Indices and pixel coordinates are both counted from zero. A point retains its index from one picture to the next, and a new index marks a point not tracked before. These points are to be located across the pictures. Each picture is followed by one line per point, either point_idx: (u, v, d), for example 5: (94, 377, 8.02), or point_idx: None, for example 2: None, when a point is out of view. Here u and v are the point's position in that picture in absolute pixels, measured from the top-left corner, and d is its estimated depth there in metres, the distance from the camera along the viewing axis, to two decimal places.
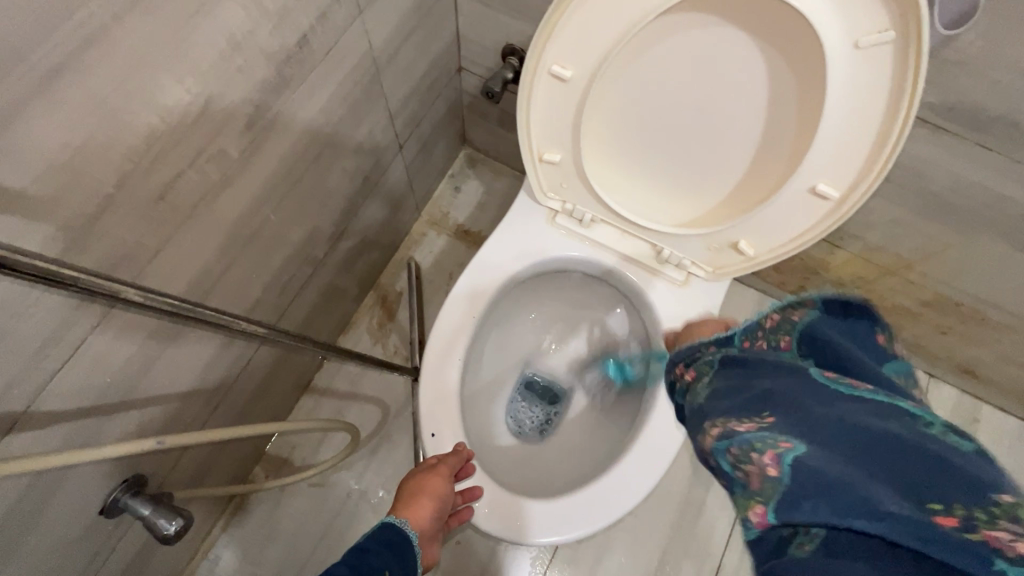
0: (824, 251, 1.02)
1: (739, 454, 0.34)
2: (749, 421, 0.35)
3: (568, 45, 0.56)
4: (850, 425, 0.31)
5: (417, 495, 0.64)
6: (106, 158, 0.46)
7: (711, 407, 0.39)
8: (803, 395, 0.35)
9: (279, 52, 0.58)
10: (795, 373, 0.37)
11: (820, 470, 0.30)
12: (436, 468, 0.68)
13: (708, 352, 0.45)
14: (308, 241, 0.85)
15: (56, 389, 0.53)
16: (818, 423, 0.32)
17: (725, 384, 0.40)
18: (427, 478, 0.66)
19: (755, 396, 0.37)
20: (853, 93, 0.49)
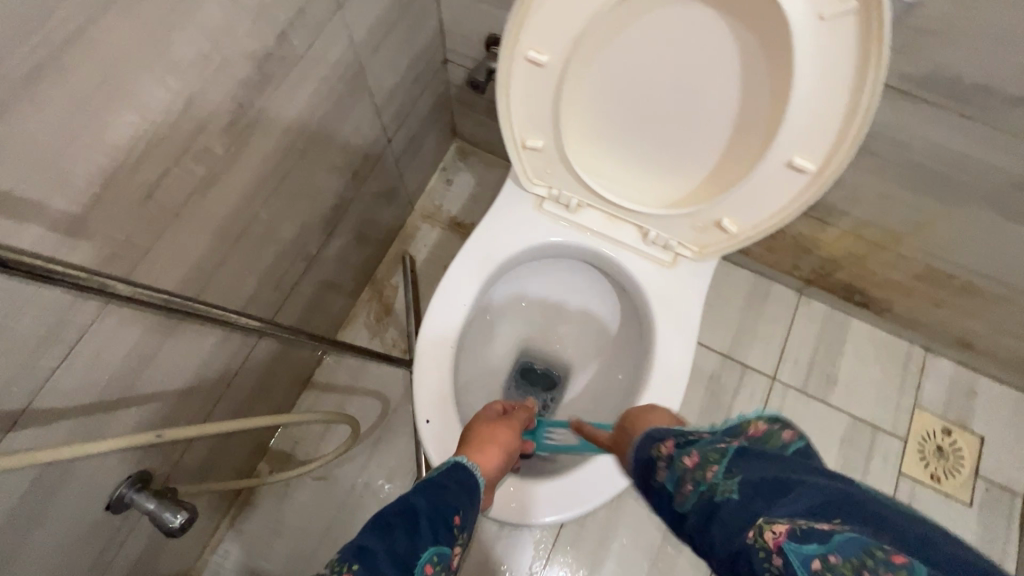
0: (814, 229, 1.03)
1: (838, 566, 0.29)
2: (824, 524, 0.32)
3: (541, 30, 0.56)
4: (950, 553, 0.30)
5: (489, 441, 0.65)
6: (90, 158, 0.47)
7: (760, 503, 0.36)
8: (877, 511, 0.33)
9: (259, 49, 0.59)
10: (847, 487, 0.36)
11: None
12: (506, 422, 0.70)
13: (720, 443, 0.45)
14: (300, 237, 0.86)
15: (55, 387, 0.54)
16: (912, 542, 0.30)
17: (759, 479, 0.38)
18: (499, 429, 0.68)
19: (817, 502, 0.34)
20: (821, 65, 0.49)
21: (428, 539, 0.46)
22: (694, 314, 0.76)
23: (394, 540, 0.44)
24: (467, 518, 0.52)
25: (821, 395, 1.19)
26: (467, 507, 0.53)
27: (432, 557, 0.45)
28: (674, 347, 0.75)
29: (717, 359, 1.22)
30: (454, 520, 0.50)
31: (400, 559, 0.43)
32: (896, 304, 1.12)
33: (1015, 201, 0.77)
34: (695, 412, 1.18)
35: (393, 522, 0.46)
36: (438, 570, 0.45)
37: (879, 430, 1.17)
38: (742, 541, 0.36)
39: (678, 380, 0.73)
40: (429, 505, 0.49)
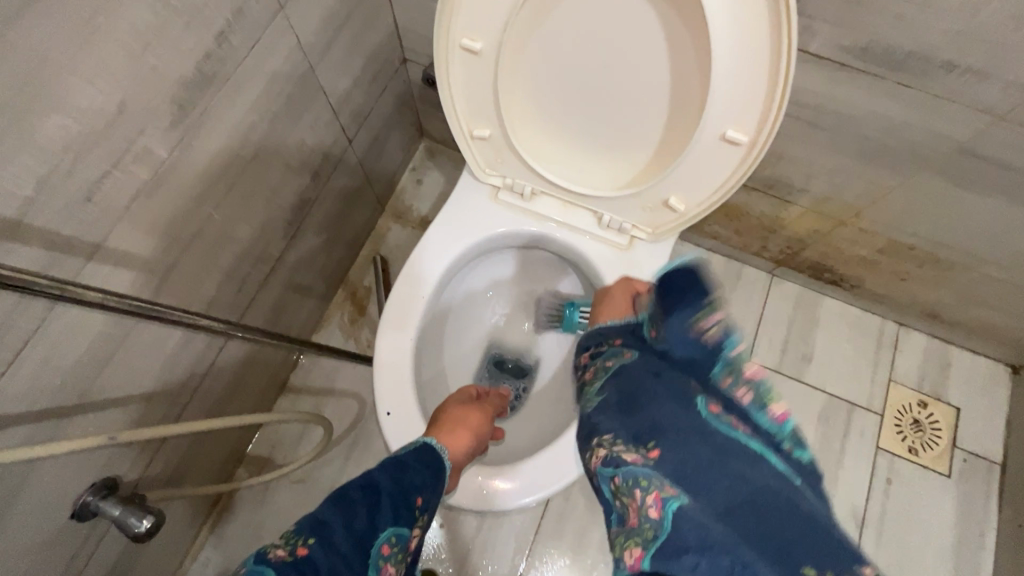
0: (777, 208, 1.04)
1: (627, 485, 0.40)
2: (638, 451, 0.41)
3: (471, 17, 0.57)
4: (722, 479, 0.36)
5: (460, 425, 0.66)
6: (20, 160, 0.48)
7: (605, 425, 0.45)
8: (685, 435, 0.39)
9: (196, 50, 0.60)
10: (680, 402, 0.42)
11: (696, 523, 0.34)
12: (478, 408, 0.71)
13: (612, 357, 0.51)
14: (259, 238, 0.86)
15: (3, 392, 0.55)
16: (692, 470, 0.37)
17: (614, 400, 0.46)
18: (471, 414, 0.69)
19: (645, 425, 0.41)
20: (739, 35, 0.50)
21: (388, 519, 0.47)
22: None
23: (353, 517, 0.46)
24: (430, 500, 0.54)
25: (796, 374, 1.20)
26: (431, 487, 0.55)
27: (389, 537, 0.47)
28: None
29: None
30: (415, 501, 0.51)
31: (357, 538, 0.45)
32: (863, 279, 1.13)
33: (962, 167, 0.78)
34: None
35: (353, 497, 0.48)
36: (396, 550, 0.47)
37: (856, 406, 1.17)
38: (586, 454, 0.46)
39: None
40: (392, 484, 0.51)
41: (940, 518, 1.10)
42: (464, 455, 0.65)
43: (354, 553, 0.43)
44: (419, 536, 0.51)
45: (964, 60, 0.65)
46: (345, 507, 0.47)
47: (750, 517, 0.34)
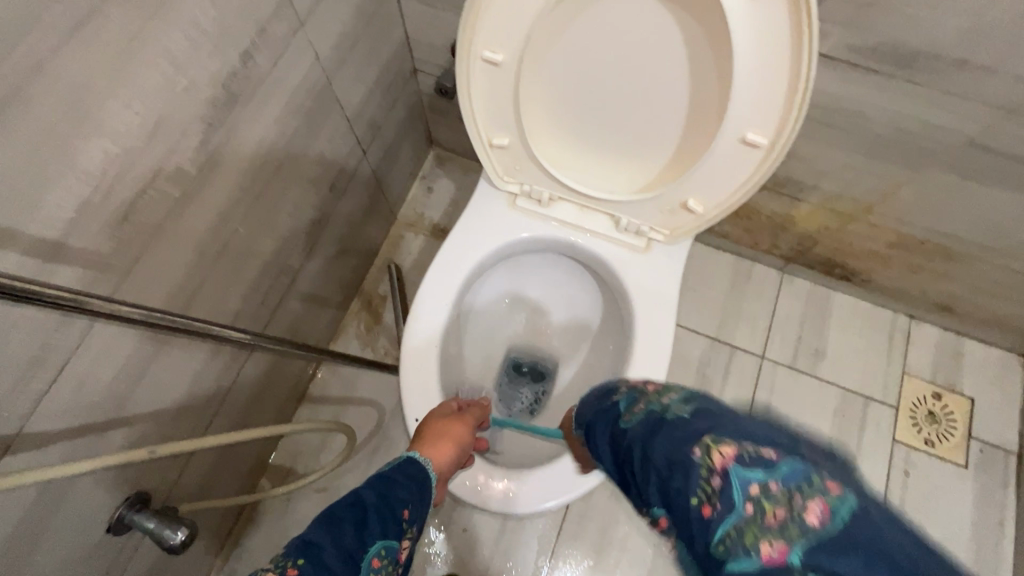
0: (787, 206, 1.05)
1: (764, 488, 0.33)
2: (770, 451, 0.35)
3: (493, 30, 0.59)
4: (876, 502, 0.32)
5: (443, 436, 0.66)
6: (64, 184, 0.49)
7: (708, 427, 0.39)
8: (820, 458, 0.35)
9: (223, 70, 0.61)
10: (793, 434, 0.39)
11: (882, 536, 0.28)
12: (463, 416, 0.70)
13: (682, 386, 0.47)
14: (280, 250, 0.88)
15: (46, 410, 0.56)
16: (848, 483, 0.33)
17: (714, 412, 0.40)
18: (455, 424, 0.68)
19: (772, 436, 0.37)
20: (759, 42, 0.51)
21: (377, 533, 0.48)
22: (670, 297, 0.77)
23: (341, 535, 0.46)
24: (418, 512, 0.54)
25: (811, 370, 1.21)
26: (417, 500, 0.55)
27: (379, 551, 0.47)
28: (654, 329, 0.76)
29: (707, 342, 1.23)
30: (402, 514, 0.51)
31: (348, 554, 0.45)
32: (874, 274, 1.15)
33: (973, 161, 0.79)
34: None
35: (338, 516, 0.48)
36: (386, 562, 0.48)
37: (871, 400, 1.18)
38: (682, 454, 0.38)
39: (659, 359, 0.75)
40: (378, 499, 0.51)
41: (959, 509, 1.11)
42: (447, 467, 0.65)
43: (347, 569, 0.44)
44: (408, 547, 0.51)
45: (973, 57, 0.66)
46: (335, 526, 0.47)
47: (925, 549, 0.29)
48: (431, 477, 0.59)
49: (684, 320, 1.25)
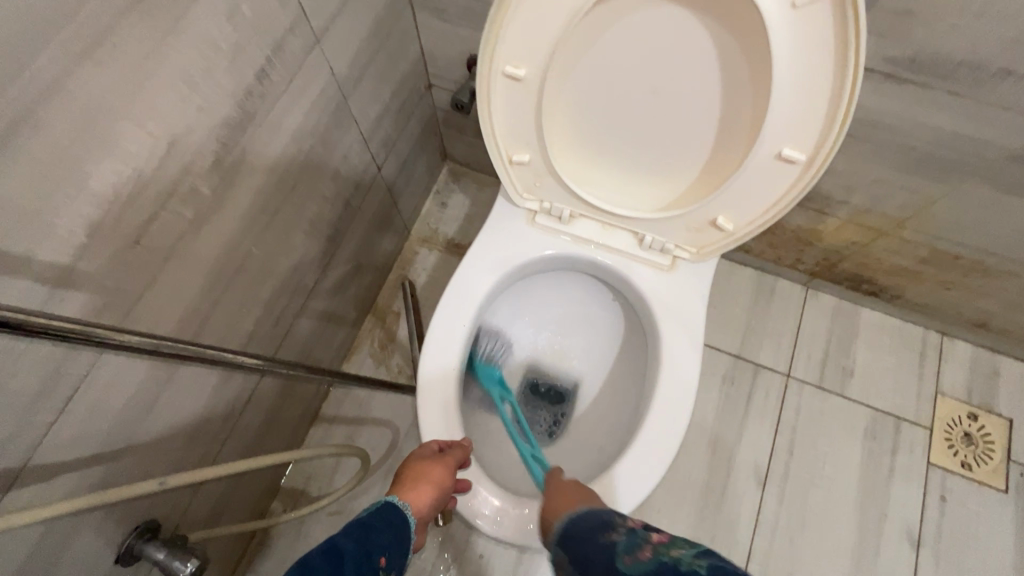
0: (814, 221, 1.01)
1: None
2: None
3: (516, 45, 0.57)
4: None
5: (422, 477, 0.62)
6: (75, 208, 0.47)
7: None
8: None
9: (239, 88, 0.60)
10: None
11: None
12: (444, 458, 0.65)
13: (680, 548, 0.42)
14: (295, 270, 0.86)
15: (54, 441, 0.54)
16: None
17: None
18: (434, 465, 0.64)
19: None
20: (798, 54, 0.49)
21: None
22: (691, 374, 0.72)
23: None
24: (396, 554, 0.52)
25: (839, 390, 1.16)
26: (395, 543, 0.52)
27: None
28: (671, 403, 0.71)
29: (730, 360, 1.19)
30: (379, 563, 0.49)
31: None
32: (904, 289, 1.11)
33: (1014, 173, 0.76)
34: (712, 417, 1.15)
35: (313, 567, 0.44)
36: None
37: (903, 421, 1.14)
38: None
39: (669, 444, 0.69)
40: (354, 548, 0.48)
41: (1000, 537, 1.06)
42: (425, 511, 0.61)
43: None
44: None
45: (1018, 67, 0.63)
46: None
47: None
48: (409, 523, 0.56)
49: (706, 337, 1.21)
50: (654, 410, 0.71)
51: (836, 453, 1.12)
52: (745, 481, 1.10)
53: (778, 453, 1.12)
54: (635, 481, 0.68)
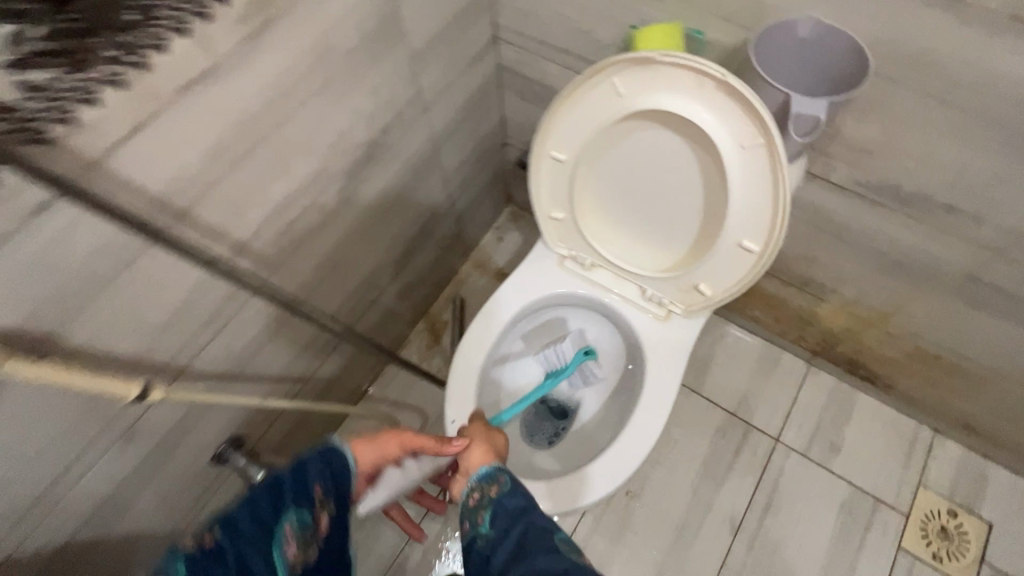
0: (812, 303, 1.16)
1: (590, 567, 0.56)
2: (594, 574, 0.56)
3: (560, 140, 0.80)
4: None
5: (375, 441, 0.67)
6: (257, 206, 0.73)
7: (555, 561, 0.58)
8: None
9: (365, 140, 0.86)
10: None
11: None
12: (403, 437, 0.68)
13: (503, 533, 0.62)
14: (374, 270, 1.10)
15: (205, 356, 0.78)
16: None
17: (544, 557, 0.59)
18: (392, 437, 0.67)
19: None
20: (749, 178, 0.69)
21: (291, 508, 0.54)
22: (654, 428, 0.88)
23: (240, 543, 0.49)
24: (333, 488, 0.59)
25: (824, 461, 1.26)
26: (331, 480, 0.59)
27: (292, 523, 0.53)
28: (636, 441, 0.88)
29: (725, 416, 1.32)
30: (313, 494, 0.56)
31: (263, 523, 0.52)
32: (896, 380, 1.21)
33: (972, 290, 0.89)
34: (699, 463, 1.28)
35: (236, 515, 0.51)
36: (299, 536, 0.54)
37: (881, 502, 1.22)
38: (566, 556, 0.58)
39: (627, 470, 0.86)
40: (291, 481, 0.56)
41: None
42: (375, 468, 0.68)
43: (258, 539, 0.50)
44: (325, 518, 0.58)
45: (957, 204, 0.79)
46: (229, 525, 0.50)
47: None
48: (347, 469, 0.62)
49: (708, 392, 1.35)
50: (630, 428, 0.89)
51: (810, 518, 1.22)
52: (721, 525, 1.22)
53: (753, 507, 1.24)
54: (586, 490, 0.86)
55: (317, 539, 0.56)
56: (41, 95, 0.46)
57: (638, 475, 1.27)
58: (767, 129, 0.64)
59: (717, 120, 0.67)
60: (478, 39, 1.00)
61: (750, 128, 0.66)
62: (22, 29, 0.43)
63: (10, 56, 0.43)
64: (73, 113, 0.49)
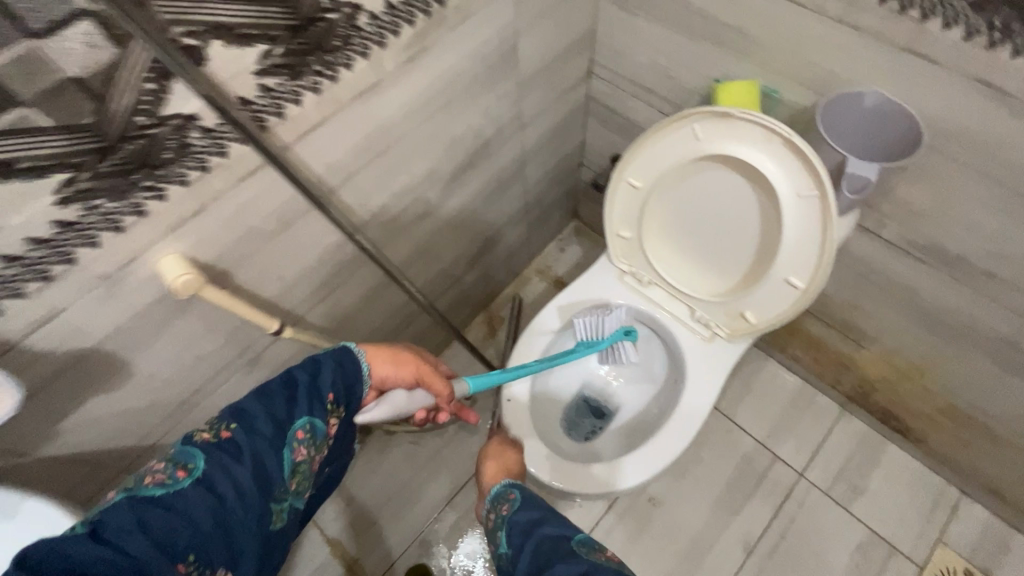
0: (852, 348, 1.22)
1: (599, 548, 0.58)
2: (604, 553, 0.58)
3: (638, 170, 0.92)
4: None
5: (386, 351, 0.78)
6: (381, 192, 0.89)
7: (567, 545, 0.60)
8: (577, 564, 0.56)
9: (469, 149, 1.01)
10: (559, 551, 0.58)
11: None
12: (408, 359, 0.80)
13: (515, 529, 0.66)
14: (453, 261, 1.25)
15: (317, 310, 0.94)
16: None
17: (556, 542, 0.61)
18: (400, 353, 0.79)
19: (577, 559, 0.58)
20: (803, 223, 0.79)
21: (304, 411, 0.62)
22: (687, 433, 0.98)
23: (257, 437, 0.58)
24: (343, 397, 0.68)
25: (845, 503, 1.31)
26: (343, 388, 0.68)
27: (303, 425, 0.62)
28: (669, 443, 0.97)
29: (753, 444, 1.39)
30: (328, 396, 0.65)
31: (277, 422, 0.60)
32: (927, 435, 1.25)
33: (1008, 356, 0.95)
34: (722, 483, 1.35)
35: (250, 411, 0.59)
36: (309, 436, 0.62)
37: (897, 551, 1.26)
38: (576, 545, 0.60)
39: (658, 466, 0.96)
40: (308, 381, 0.64)
41: None
42: (390, 382, 0.77)
43: (272, 434, 0.59)
44: (334, 423, 0.66)
45: (998, 272, 0.86)
46: (245, 420, 0.59)
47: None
48: (361, 377, 0.72)
49: (740, 419, 1.42)
50: (665, 430, 0.99)
51: (824, 553, 1.27)
52: (736, 544, 1.29)
53: (768, 533, 1.30)
54: (618, 480, 0.95)
55: (325, 441, 0.65)
56: (268, 95, 0.62)
57: (662, 485, 1.36)
58: (823, 185, 0.75)
59: (781, 171, 0.77)
60: (575, 72, 1.13)
61: (808, 182, 0.76)
62: (271, 48, 0.59)
63: (259, 67, 0.60)
64: (284, 110, 0.65)
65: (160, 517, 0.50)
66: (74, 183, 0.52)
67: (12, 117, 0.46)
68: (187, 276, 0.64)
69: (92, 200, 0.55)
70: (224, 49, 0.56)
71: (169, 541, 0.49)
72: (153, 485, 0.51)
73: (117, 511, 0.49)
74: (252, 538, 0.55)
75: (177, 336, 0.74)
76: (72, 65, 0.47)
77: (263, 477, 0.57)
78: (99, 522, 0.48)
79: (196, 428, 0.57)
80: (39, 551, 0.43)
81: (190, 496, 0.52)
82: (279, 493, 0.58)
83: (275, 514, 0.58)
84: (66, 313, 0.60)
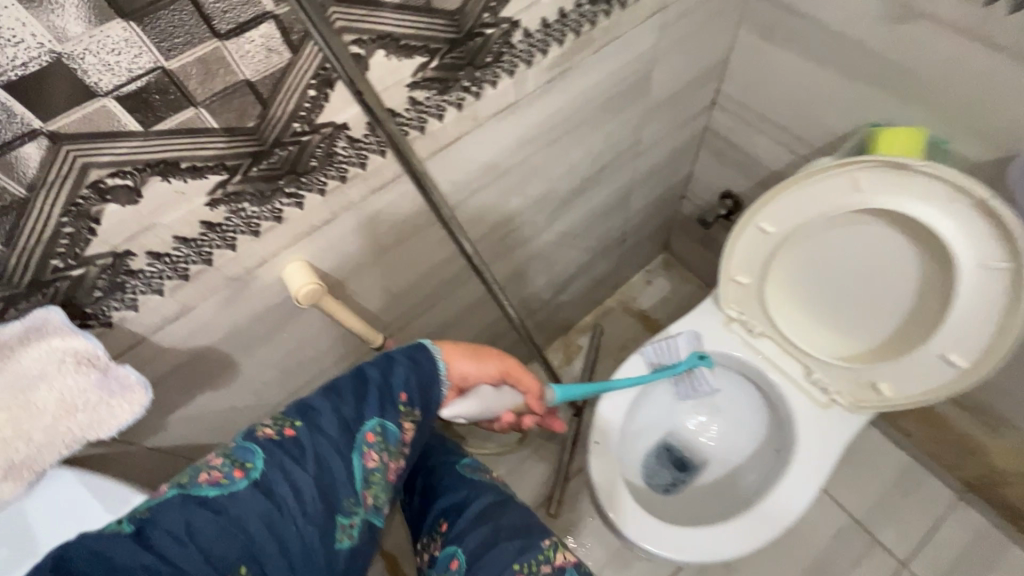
0: (984, 434, 1.08)
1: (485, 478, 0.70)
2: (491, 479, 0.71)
3: (774, 213, 0.84)
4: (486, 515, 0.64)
5: (467, 347, 0.68)
6: (493, 213, 0.85)
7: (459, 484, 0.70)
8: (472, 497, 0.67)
9: (583, 174, 0.97)
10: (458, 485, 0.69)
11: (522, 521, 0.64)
12: (490, 355, 0.69)
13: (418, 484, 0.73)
14: (543, 285, 1.20)
15: (412, 326, 0.91)
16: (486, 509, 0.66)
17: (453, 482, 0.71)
18: (479, 349, 0.69)
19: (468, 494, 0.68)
20: (976, 294, 0.70)
21: (374, 412, 0.55)
22: (796, 506, 0.88)
23: (321, 438, 0.52)
24: (421, 398, 0.59)
25: None
26: (417, 389, 0.59)
27: (374, 427, 0.55)
28: (776, 517, 0.87)
29: (848, 521, 1.25)
30: (399, 397, 0.57)
31: (345, 423, 0.54)
32: None
33: None
34: (809, 560, 1.22)
35: (318, 410, 0.54)
36: (381, 440, 0.55)
37: None
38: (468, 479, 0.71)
39: (762, 539, 0.86)
40: (380, 379, 0.57)
41: None
42: (471, 379, 0.68)
43: (339, 437, 0.53)
44: (411, 428, 0.58)
45: None
46: (311, 418, 0.53)
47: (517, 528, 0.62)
48: (438, 378, 0.62)
49: (834, 491, 1.28)
50: (771, 500, 0.88)
51: None
52: None
53: None
54: (714, 551, 0.86)
55: (400, 447, 0.57)
56: (415, 108, 0.60)
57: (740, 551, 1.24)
58: (1016, 256, 0.66)
59: (960, 235, 0.69)
60: (698, 103, 1.07)
61: (995, 251, 0.68)
62: (427, 61, 0.57)
63: (413, 79, 0.57)
64: (426, 124, 0.63)
65: (213, 521, 0.45)
66: (226, 185, 0.51)
67: (185, 116, 0.45)
68: (311, 286, 0.62)
69: (239, 205, 0.54)
70: (387, 59, 0.54)
71: (218, 552, 0.44)
72: (208, 484, 0.48)
73: (168, 508, 0.46)
74: (314, 553, 0.48)
75: (285, 340, 0.73)
76: (247, 67, 0.46)
77: (328, 488, 0.51)
78: (147, 521, 0.44)
79: (261, 422, 0.53)
80: (82, 556, 0.40)
81: (243, 497, 0.47)
82: (348, 503, 0.52)
83: (342, 529, 0.51)
84: (195, 312, 0.59)
